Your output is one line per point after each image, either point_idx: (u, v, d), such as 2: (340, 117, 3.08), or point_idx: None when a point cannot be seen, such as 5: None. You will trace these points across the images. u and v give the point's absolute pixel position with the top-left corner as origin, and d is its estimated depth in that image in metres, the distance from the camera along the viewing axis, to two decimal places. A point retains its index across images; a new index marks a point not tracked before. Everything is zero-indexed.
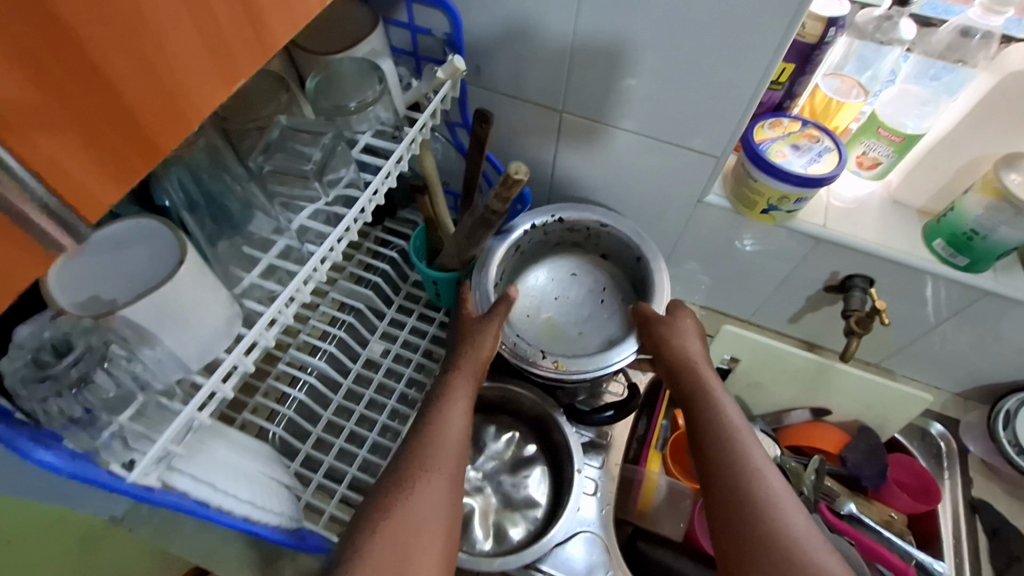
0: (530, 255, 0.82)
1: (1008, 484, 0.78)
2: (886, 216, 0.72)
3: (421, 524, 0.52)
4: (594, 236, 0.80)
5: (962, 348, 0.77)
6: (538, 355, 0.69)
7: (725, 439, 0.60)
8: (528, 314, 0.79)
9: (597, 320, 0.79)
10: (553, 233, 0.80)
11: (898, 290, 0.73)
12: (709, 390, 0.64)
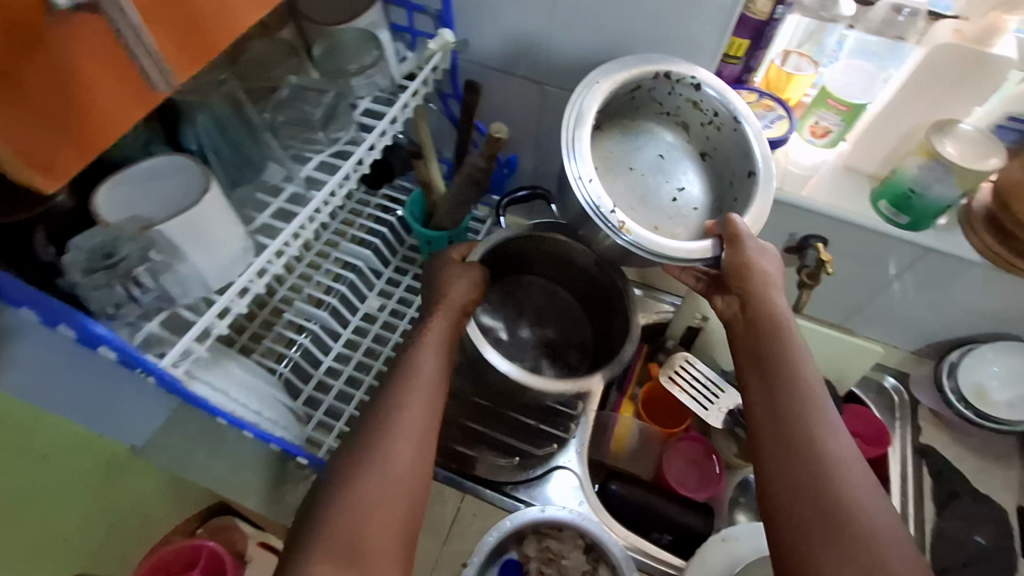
0: (635, 106, 0.71)
1: (954, 432, 0.84)
2: (838, 180, 0.79)
3: (380, 494, 0.51)
4: (711, 127, 0.69)
5: (910, 306, 0.84)
6: (607, 205, 0.61)
7: (791, 389, 0.57)
8: (602, 168, 0.69)
9: (663, 211, 0.68)
10: (679, 95, 0.69)
11: (850, 249, 0.80)
12: (784, 335, 0.60)
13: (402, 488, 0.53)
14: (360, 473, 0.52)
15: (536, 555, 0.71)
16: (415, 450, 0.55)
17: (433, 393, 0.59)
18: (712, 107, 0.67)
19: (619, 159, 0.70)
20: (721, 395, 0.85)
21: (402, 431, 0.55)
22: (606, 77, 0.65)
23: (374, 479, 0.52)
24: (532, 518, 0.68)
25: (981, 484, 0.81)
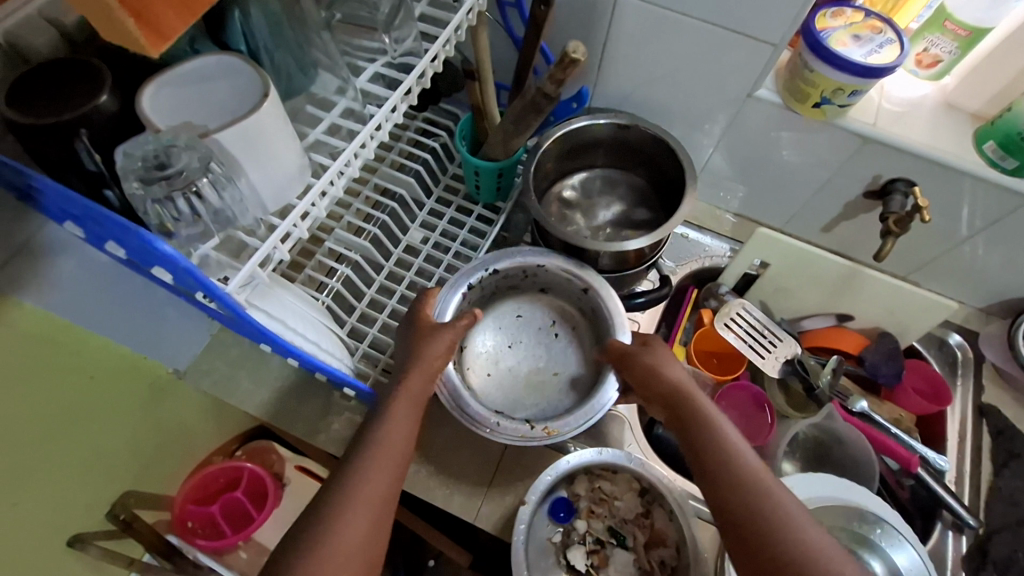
0: (494, 308, 0.78)
1: (1018, 393, 0.81)
2: (938, 117, 0.71)
3: (365, 504, 0.49)
4: (530, 274, 0.76)
5: (990, 262, 0.78)
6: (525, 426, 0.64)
7: (733, 480, 0.52)
8: (487, 375, 0.74)
9: (558, 355, 0.76)
10: (511, 274, 0.76)
11: (941, 194, 0.73)
12: (710, 421, 0.56)
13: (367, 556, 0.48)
14: (344, 499, 0.49)
15: (587, 494, 0.69)
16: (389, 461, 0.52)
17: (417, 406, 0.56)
18: (539, 261, 0.73)
19: (497, 351, 0.76)
20: (778, 345, 0.81)
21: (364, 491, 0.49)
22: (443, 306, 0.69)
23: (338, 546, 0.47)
24: (587, 460, 0.67)
25: None
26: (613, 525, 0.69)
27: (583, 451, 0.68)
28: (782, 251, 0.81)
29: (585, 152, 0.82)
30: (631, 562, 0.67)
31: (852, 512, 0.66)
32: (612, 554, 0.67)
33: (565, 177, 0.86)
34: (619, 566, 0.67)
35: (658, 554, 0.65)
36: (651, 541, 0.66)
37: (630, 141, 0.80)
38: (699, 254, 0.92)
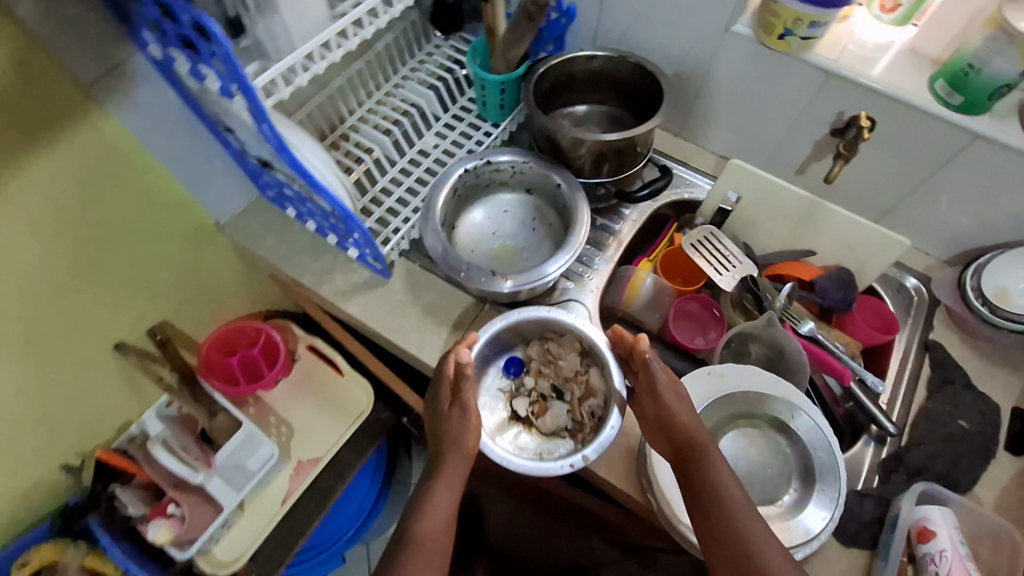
0: (487, 199, 0.90)
1: (965, 333, 0.85)
2: (899, 60, 0.78)
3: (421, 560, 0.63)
4: (518, 174, 0.87)
5: (945, 205, 0.83)
6: (489, 275, 0.78)
7: (721, 515, 0.62)
8: (471, 249, 0.87)
9: (533, 244, 0.87)
10: (502, 173, 0.87)
11: (898, 132, 0.79)
12: (705, 459, 0.65)
13: None
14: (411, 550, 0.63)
15: (538, 357, 0.81)
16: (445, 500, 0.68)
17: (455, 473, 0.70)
18: (525, 160, 0.85)
19: (482, 233, 0.88)
20: (736, 264, 0.89)
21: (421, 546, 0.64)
22: (437, 193, 0.82)
23: None
24: (539, 316, 0.76)
25: (980, 383, 0.82)
26: (557, 384, 0.79)
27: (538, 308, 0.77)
28: (752, 183, 0.89)
29: (575, 84, 0.92)
30: (565, 414, 0.77)
31: (773, 402, 0.75)
32: (550, 406, 0.78)
33: (563, 108, 0.95)
34: (554, 416, 0.77)
35: (587, 407, 0.76)
36: (585, 395, 0.77)
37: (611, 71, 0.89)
38: (680, 188, 0.98)
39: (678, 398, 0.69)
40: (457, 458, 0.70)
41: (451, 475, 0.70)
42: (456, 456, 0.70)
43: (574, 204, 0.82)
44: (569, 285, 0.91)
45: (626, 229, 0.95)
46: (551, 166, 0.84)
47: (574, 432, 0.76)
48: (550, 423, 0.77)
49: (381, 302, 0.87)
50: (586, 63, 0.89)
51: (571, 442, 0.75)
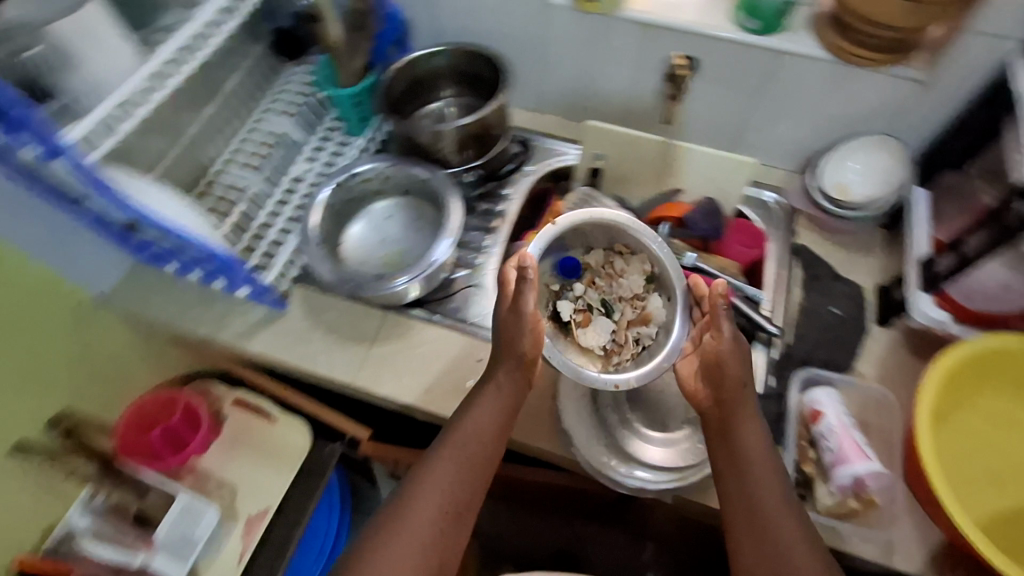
0: (366, 211, 0.91)
1: (825, 232, 0.93)
2: (703, 1, 0.85)
3: (455, 461, 0.65)
4: (388, 179, 0.90)
5: (777, 122, 0.92)
6: (376, 280, 0.81)
7: (737, 463, 0.64)
8: (361, 262, 0.88)
9: (420, 243, 0.89)
10: (373, 182, 0.89)
11: (718, 64, 0.86)
12: (737, 412, 0.66)
13: (447, 499, 0.63)
14: (445, 446, 0.66)
15: (598, 267, 0.87)
16: (473, 438, 0.67)
17: (506, 393, 0.70)
18: (392, 164, 0.88)
19: (369, 244, 0.89)
20: (613, 216, 0.95)
21: (458, 445, 0.66)
22: (310, 215, 0.83)
23: (430, 491, 0.63)
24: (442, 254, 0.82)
25: (846, 272, 0.90)
26: (607, 300, 0.85)
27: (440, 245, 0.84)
28: (610, 138, 0.96)
29: (425, 84, 0.95)
30: (614, 320, 0.83)
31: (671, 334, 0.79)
32: (596, 319, 0.84)
33: (420, 109, 0.97)
34: (598, 329, 0.83)
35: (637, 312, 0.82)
36: (636, 317, 0.82)
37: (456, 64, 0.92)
38: (550, 159, 1.03)
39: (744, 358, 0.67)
40: (502, 390, 0.70)
41: (498, 396, 0.70)
42: (505, 390, 0.70)
43: (444, 195, 0.85)
44: (463, 274, 0.94)
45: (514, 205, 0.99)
46: (418, 165, 0.87)
47: (597, 343, 0.82)
48: (593, 334, 0.82)
49: (282, 334, 0.87)
50: (429, 60, 0.92)
51: (603, 359, 0.81)
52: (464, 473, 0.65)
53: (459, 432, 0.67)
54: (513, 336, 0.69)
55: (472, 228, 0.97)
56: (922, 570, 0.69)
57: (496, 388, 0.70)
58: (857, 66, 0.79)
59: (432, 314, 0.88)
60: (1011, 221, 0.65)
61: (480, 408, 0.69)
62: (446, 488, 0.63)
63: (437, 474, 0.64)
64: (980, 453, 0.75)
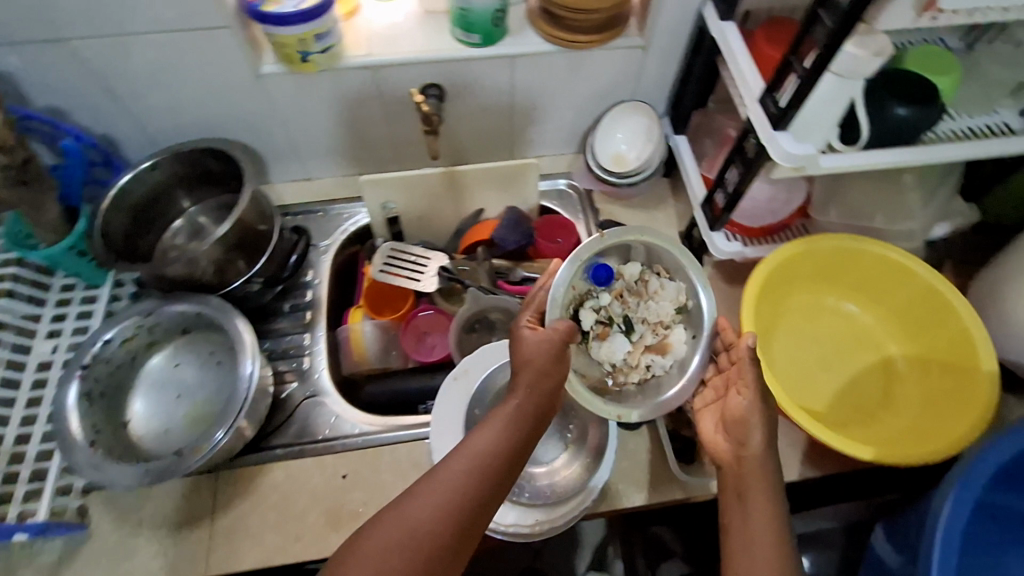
0: (144, 370, 0.77)
1: (621, 201, 0.97)
2: (419, 26, 0.82)
3: (469, 469, 0.54)
4: (154, 327, 0.75)
5: (535, 114, 0.93)
6: (183, 452, 0.67)
7: (737, 543, 0.57)
8: (163, 430, 0.74)
9: (224, 381, 0.77)
10: (136, 339, 0.75)
11: (459, 81, 0.84)
12: (750, 487, 0.59)
13: (447, 515, 0.51)
14: (461, 449, 0.55)
15: (630, 279, 0.75)
16: (476, 474, 0.54)
17: (534, 407, 0.60)
18: (150, 312, 0.74)
19: (166, 405, 0.76)
20: (428, 262, 0.91)
21: (473, 448, 0.55)
22: (65, 415, 0.66)
23: (432, 499, 0.52)
24: (254, 377, 0.72)
25: (651, 230, 0.95)
26: (628, 318, 0.73)
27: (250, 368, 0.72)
28: (391, 187, 0.89)
29: (155, 202, 0.80)
30: (631, 342, 0.73)
31: None
32: (614, 334, 0.72)
33: (161, 234, 0.82)
34: (609, 347, 0.72)
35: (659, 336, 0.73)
36: (659, 347, 0.72)
37: (183, 170, 0.79)
38: (344, 225, 0.95)
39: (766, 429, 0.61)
40: (516, 418, 0.58)
41: (528, 409, 0.59)
42: (520, 421, 0.58)
43: (227, 323, 0.73)
44: (293, 387, 0.83)
45: (324, 286, 0.90)
46: (186, 301, 0.74)
47: (630, 366, 0.72)
48: (605, 348, 0.72)
49: (95, 558, 0.70)
50: (147, 176, 0.76)
51: (609, 380, 0.72)
52: (455, 511, 0.52)
53: (478, 433, 0.57)
54: (547, 365, 0.61)
55: (284, 331, 0.87)
56: (802, 473, 0.75)
57: (512, 412, 0.58)
58: (582, 50, 0.81)
59: (274, 450, 0.77)
60: (750, 150, 0.71)
61: (491, 433, 0.56)
62: (463, 489, 0.53)
63: (441, 481, 0.53)
64: (806, 346, 0.83)
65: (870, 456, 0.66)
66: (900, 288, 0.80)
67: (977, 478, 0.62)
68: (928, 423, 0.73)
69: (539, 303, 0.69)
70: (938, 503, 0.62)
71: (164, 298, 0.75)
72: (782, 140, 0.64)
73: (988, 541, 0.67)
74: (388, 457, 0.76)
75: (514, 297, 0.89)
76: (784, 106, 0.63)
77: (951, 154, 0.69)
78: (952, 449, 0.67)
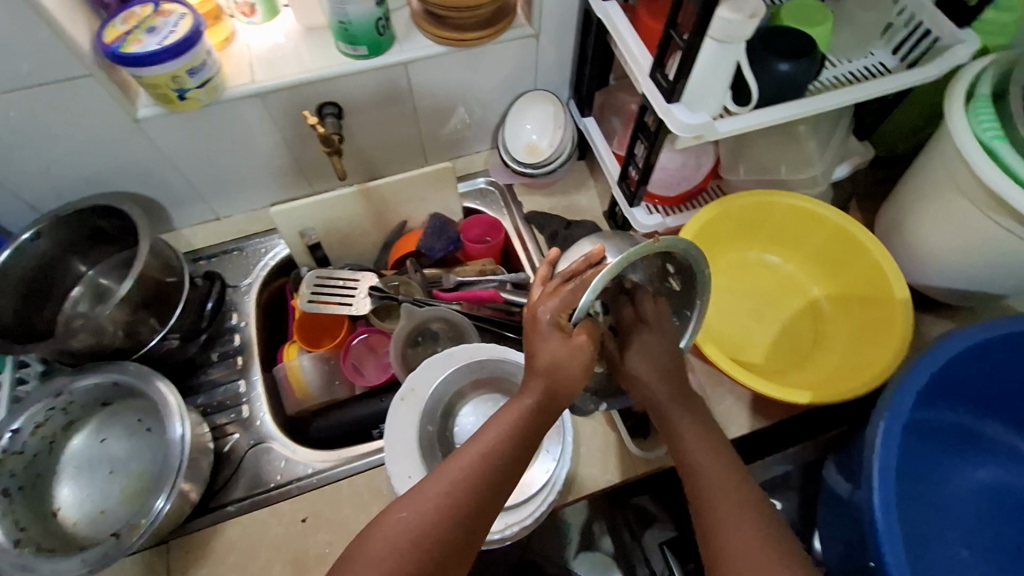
0: (67, 452, 0.72)
1: (541, 190, 0.97)
2: (301, 45, 0.78)
3: (473, 470, 0.52)
4: (69, 405, 0.70)
5: (441, 118, 0.92)
6: (123, 531, 0.62)
7: (693, 482, 0.54)
8: (100, 511, 0.69)
9: (157, 446, 0.73)
10: (50, 423, 0.69)
11: (355, 96, 0.82)
12: (675, 417, 0.59)
13: (447, 515, 0.50)
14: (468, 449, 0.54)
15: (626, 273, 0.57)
16: (482, 476, 0.52)
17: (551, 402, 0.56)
18: (60, 392, 0.68)
19: (98, 484, 0.71)
20: (357, 284, 0.88)
21: (479, 447, 0.54)
22: None
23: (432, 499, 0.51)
24: (184, 436, 0.68)
25: (575, 215, 0.96)
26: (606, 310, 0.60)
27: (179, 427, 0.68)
28: (303, 213, 0.86)
29: (46, 272, 0.74)
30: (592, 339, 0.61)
31: (470, 369, 0.78)
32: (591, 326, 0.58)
33: (60, 305, 0.77)
34: None
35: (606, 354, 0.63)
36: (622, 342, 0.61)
37: (71, 233, 0.73)
38: (263, 259, 0.91)
39: (667, 354, 0.61)
40: (526, 418, 0.55)
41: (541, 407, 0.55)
42: (529, 422, 0.55)
43: (146, 387, 0.69)
44: (237, 437, 0.79)
45: (252, 327, 0.87)
46: (96, 371, 0.69)
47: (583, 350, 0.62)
48: None
49: None
50: (31, 247, 0.70)
51: None
52: (457, 511, 0.51)
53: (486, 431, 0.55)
54: (566, 371, 0.55)
55: (217, 381, 0.83)
56: (751, 425, 0.79)
57: (521, 411, 0.55)
58: (474, 47, 0.80)
59: (227, 507, 0.73)
60: (651, 124, 0.72)
61: (497, 434, 0.54)
62: (465, 489, 0.52)
63: (443, 482, 0.52)
64: (736, 302, 0.86)
65: (806, 398, 0.68)
66: (813, 233, 0.83)
67: (903, 401, 0.62)
68: (854, 356, 0.76)
69: (564, 294, 0.56)
70: (871, 430, 0.62)
71: (75, 372, 0.69)
72: (677, 112, 0.66)
73: (916, 455, 0.71)
74: (346, 491, 0.74)
75: (449, 302, 0.88)
76: (671, 79, 0.64)
77: (843, 99, 0.70)
78: (876, 377, 0.69)
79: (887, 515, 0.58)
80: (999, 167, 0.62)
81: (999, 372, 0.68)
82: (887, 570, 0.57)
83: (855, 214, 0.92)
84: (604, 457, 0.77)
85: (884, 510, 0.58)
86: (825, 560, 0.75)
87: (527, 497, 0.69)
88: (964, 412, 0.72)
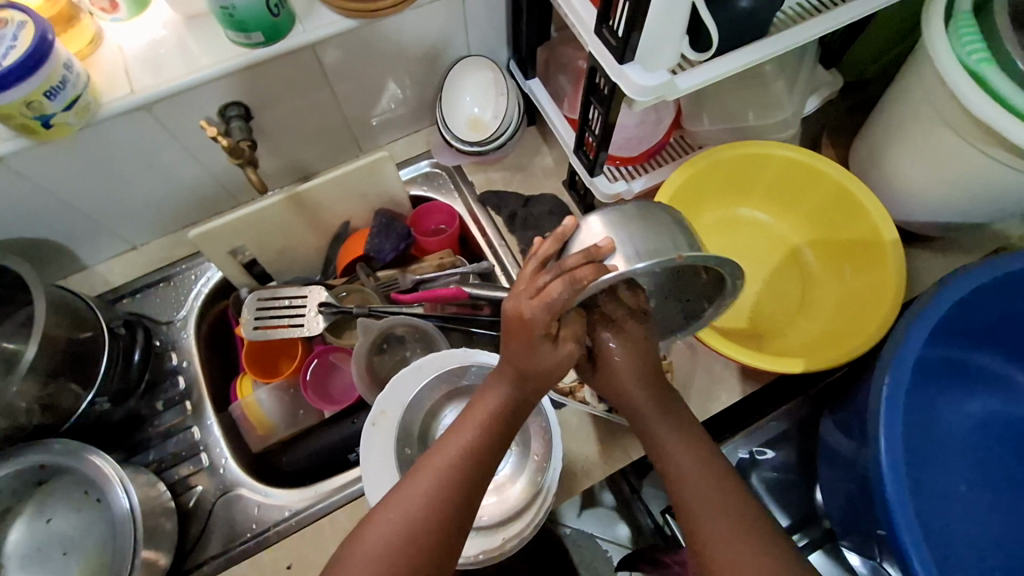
0: (12, 541, 0.65)
1: (492, 166, 0.89)
2: (184, 37, 0.66)
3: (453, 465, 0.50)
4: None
5: (366, 100, 0.81)
6: None
7: None
8: None
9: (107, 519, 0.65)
10: None
11: (262, 93, 0.71)
12: None
13: (436, 507, 0.48)
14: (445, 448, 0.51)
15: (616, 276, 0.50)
16: (464, 465, 0.50)
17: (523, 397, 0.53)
18: None
19: (53, 567, 0.65)
20: (306, 301, 0.79)
21: (456, 444, 0.51)
22: None
23: (418, 491, 0.48)
24: (133, 508, 0.61)
25: (531, 189, 0.88)
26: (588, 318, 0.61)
27: (127, 498, 0.61)
28: (228, 233, 0.76)
29: None
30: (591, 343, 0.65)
31: (443, 380, 0.72)
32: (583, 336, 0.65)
33: None
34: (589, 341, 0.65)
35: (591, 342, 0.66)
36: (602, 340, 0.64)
37: None
38: (195, 287, 0.82)
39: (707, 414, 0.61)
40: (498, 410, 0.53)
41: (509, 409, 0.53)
42: (501, 413, 0.53)
43: (79, 461, 0.61)
44: (200, 488, 0.73)
45: (196, 366, 0.78)
46: (21, 455, 0.61)
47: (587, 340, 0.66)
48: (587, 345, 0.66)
49: None
50: None
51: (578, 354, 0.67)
52: (448, 503, 0.48)
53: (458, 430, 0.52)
54: (538, 365, 0.51)
55: (167, 430, 0.75)
56: (742, 391, 0.75)
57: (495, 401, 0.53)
58: (388, 16, 0.68)
59: (202, 566, 0.68)
60: (603, 87, 0.64)
61: (474, 427, 0.52)
62: (445, 483, 0.49)
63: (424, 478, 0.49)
64: None
65: (802, 365, 0.63)
66: (791, 180, 0.77)
67: (908, 358, 0.59)
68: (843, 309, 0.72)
69: (549, 292, 0.48)
70: (874, 394, 0.59)
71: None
72: (631, 74, 0.58)
73: (917, 401, 0.69)
74: (329, 529, 0.69)
75: (412, 305, 0.81)
76: (621, 36, 0.56)
77: (810, 34, 0.62)
78: (873, 337, 0.65)
79: (898, 484, 0.56)
80: (988, 96, 0.56)
81: (999, 309, 0.65)
82: (902, 537, 0.55)
83: (828, 149, 0.86)
84: (596, 448, 0.73)
85: (894, 476, 0.56)
86: (828, 515, 0.74)
87: (521, 509, 0.65)
88: (967, 349, 0.69)
